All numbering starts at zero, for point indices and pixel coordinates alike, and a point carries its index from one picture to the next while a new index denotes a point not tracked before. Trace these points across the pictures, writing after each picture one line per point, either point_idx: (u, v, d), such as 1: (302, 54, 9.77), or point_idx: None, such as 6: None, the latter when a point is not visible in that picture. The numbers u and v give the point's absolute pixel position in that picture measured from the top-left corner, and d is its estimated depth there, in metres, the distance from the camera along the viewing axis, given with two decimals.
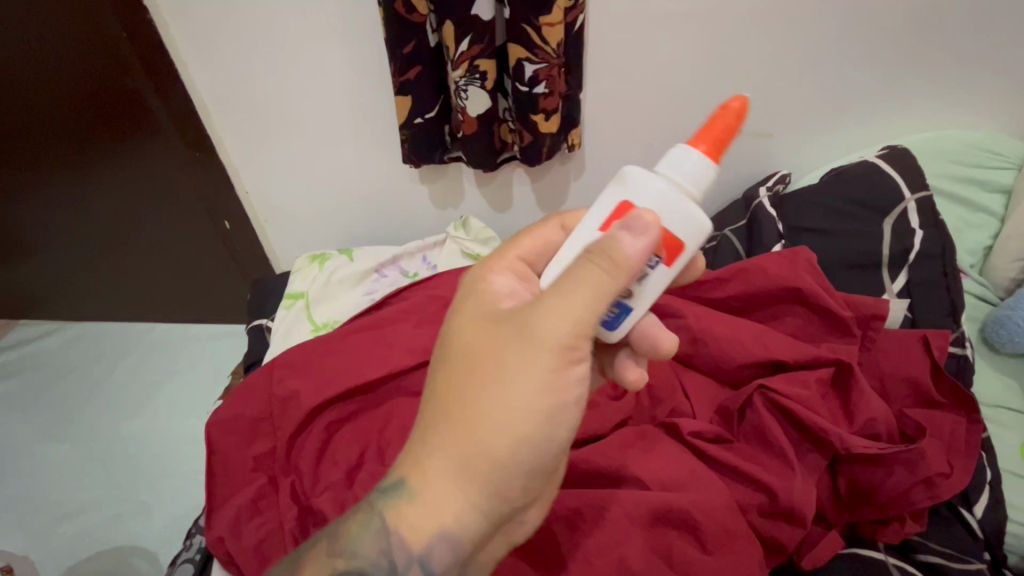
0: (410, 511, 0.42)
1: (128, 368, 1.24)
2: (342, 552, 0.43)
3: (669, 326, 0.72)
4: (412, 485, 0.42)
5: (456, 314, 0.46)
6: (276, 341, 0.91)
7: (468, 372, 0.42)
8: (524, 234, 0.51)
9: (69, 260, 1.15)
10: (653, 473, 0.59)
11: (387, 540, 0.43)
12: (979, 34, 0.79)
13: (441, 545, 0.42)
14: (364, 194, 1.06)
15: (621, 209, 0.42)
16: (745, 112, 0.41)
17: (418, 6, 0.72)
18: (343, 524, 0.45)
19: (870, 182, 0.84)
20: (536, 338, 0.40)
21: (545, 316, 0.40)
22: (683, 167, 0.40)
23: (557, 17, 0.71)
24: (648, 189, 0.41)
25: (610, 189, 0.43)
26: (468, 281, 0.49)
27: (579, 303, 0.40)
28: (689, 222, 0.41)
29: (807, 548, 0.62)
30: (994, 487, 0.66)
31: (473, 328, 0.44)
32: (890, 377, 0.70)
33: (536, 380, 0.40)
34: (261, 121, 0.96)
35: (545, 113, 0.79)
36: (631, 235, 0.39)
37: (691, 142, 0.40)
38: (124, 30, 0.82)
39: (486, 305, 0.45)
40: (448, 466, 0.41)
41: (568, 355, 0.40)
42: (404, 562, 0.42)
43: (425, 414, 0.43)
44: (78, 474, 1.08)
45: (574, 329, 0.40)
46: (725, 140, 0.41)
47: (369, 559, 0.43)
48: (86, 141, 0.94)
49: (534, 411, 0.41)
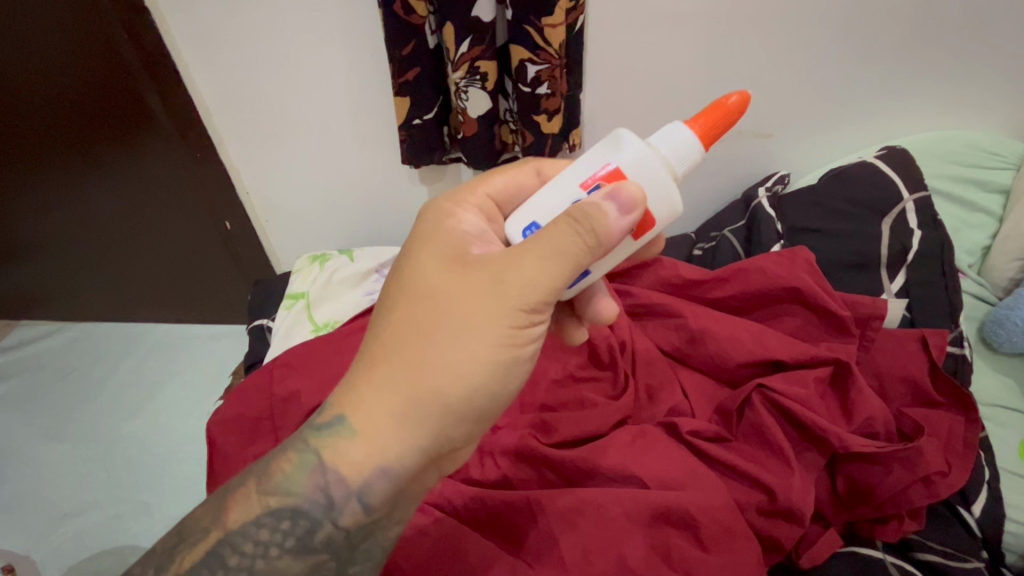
0: (350, 445, 0.43)
1: (129, 367, 1.24)
2: (275, 492, 0.45)
3: (671, 326, 0.73)
4: (355, 421, 0.44)
5: (421, 252, 0.47)
6: (276, 341, 0.92)
7: (427, 314, 0.44)
8: (499, 173, 0.53)
9: (70, 260, 1.16)
10: (652, 472, 0.59)
11: (323, 477, 0.44)
12: (978, 35, 0.79)
13: (378, 481, 0.43)
14: (364, 193, 1.06)
15: (607, 169, 0.44)
16: (744, 109, 0.46)
17: (417, 8, 0.72)
18: (276, 463, 0.46)
19: (868, 183, 0.84)
20: (501, 291, 0.42)
21: (514, 272, 0.42)
22: (674, 144, 0.44)
23: (558, 18, 0.71)
24: (640, 159, 0.44)
25: (602, 149, 0.45)
26: (435, 217, 0.50)
27: (546, 264, 0.42)
28: (666, 203, 0.45)
29: (806, 547, 0.62)
30: (992, 487, 0.67)
31: (437, 269, 0.45)
32: (889, 377, 0.71)
33: (492, 326, 0.42)
34: (262, 121, 0.96)
35: (547, 113, 0.79)
36: (615, 207, 0.41)
37: (686, 123, 0.45)
38: (126, 30, 0.82)
39: (452, 247, 0.46)
40: (396, 405, 0.43)
41: (527, 306, 0.42)
42: (341, 498, 0.44)
43: (379, 353, 0.44)
44: (80, 474, 1.08)
45: (540, 289, 0.42)
46: (714, 131, 0.45)
47: (303, 496, 0.44)
48: (85, 141, 0.95)
49: (485, 354, 0.42)
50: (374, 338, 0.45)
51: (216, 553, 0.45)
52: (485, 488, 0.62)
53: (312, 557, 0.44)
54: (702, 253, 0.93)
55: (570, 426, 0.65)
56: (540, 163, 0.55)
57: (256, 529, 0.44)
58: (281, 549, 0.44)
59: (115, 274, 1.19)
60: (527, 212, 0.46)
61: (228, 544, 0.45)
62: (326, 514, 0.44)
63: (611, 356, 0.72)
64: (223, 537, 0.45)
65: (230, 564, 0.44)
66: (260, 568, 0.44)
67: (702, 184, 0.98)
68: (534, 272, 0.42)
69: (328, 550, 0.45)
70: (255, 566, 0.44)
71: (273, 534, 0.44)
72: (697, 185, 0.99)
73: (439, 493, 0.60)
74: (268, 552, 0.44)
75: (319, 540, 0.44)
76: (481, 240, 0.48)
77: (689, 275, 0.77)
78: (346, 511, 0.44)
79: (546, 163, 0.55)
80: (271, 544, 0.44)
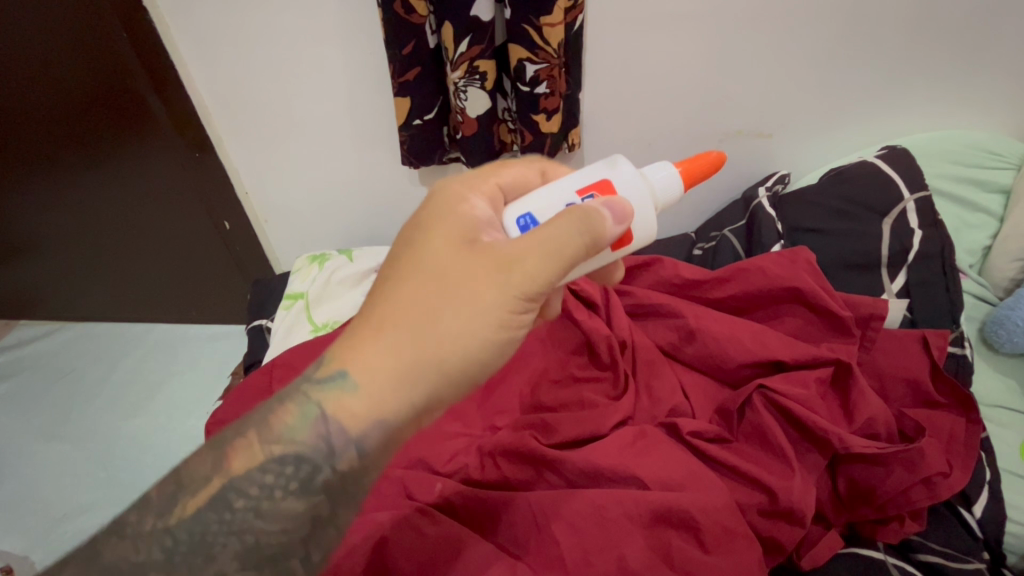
0: (352, 399, 0.43)
1: (128, 368, 1.24)
2: (278, 440, 0.43)
3: (671, 326, 0.73)
4: (357, 377, 0.43)
5: (429, 225, 0.47)
6: (276, 341, 0.92)
7: (434, 284, 0.44)
8: (507, 167, 0.53)
9: (68, 259, 1.16)
10: (653, 473, 0.59)
11: (325, 426, 0.43)
12: (977, 35, 0.79)
13: (375, 433, 0.43)
14: (363, 193, 1.06)
15: (602, 182, 0.49)
16: (722, 165, 0.52)
17: (417, 8, 0.72)
18: (276, 414, 0.44)
19: (869, 183, 0.84)
20: (509, 271, 0.43)
21: (520, 261, 0.44)
22: (661, 176, 0.50)
23: (558, 17, 0.71)
24: (632, 180, 0.49)
25: (600, 165, 0.50)
26: (448, 195, 0.49)
27: (550, 258, 0.43)
28: (645, 223, 0.50)
29: (807, 548, 0.62)
30: (994, 487, 0.66)
31: (445, 244, 0.46)
32: (889, 377, 0.70)
33: (497, 296, 0.43)
34: (262, 121, 0.96)
35: (545, 112, 0.78)
36: (614, 218, 0.46)
37: (672, 163, 0.51)
38: (124, 26, 0.82)
39: (462, 224, 0.47)
40: (398, 366, 0.43)
41: (531, 282, 0.43)
42: (342, 446, 0.43)
43: (384, 314, 0.44)
44: (78, 475, 1.08)
45: (543, 280, 0.44)
46: (695, 176, 0.52)
47: (306, 443, 0.43)
48: (84, 141, 0.94)
49: (487, 322, 0.44)
50: (378, 302, 0.45)
51: (221, 498, 0.42)
52: (485, 489, 0.62)
53: (312, 500, 0.43)
54: (702, 253, 0.93)
55: (570, 427, 0.65)
56: (544, 165, 0.55)
57: (261, 474, 0.43)
58: (284, 492, 0.43)
59: (115, 274, 1.19)
60: (525, 203, 0.49)
61: (234, 489, 0.43)
62: (327, 460, 0.43)
63: (611, 355, 0.71)
64: (228, 483, 0.43)
65: (237, 508, 0.42)
66: (266, 511, 0.42)
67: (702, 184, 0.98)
68: (542, 250, 0.43)
69: (326, 494, 0.44)
70: (260, 510, 0.42)
71: (277, 478, 0.43)
72: (698, 186, 0.99)
73: (439, 493, 0.60)
74: (273, 495, 0.43)
75: (319, 484, 0.43)
76: (490, 226, 0.48)
77: (689, 276, 0.77)
78: (345, 458, 0.43)
79: (550, 166, 0.56)
80: (276, 487, 0.43)
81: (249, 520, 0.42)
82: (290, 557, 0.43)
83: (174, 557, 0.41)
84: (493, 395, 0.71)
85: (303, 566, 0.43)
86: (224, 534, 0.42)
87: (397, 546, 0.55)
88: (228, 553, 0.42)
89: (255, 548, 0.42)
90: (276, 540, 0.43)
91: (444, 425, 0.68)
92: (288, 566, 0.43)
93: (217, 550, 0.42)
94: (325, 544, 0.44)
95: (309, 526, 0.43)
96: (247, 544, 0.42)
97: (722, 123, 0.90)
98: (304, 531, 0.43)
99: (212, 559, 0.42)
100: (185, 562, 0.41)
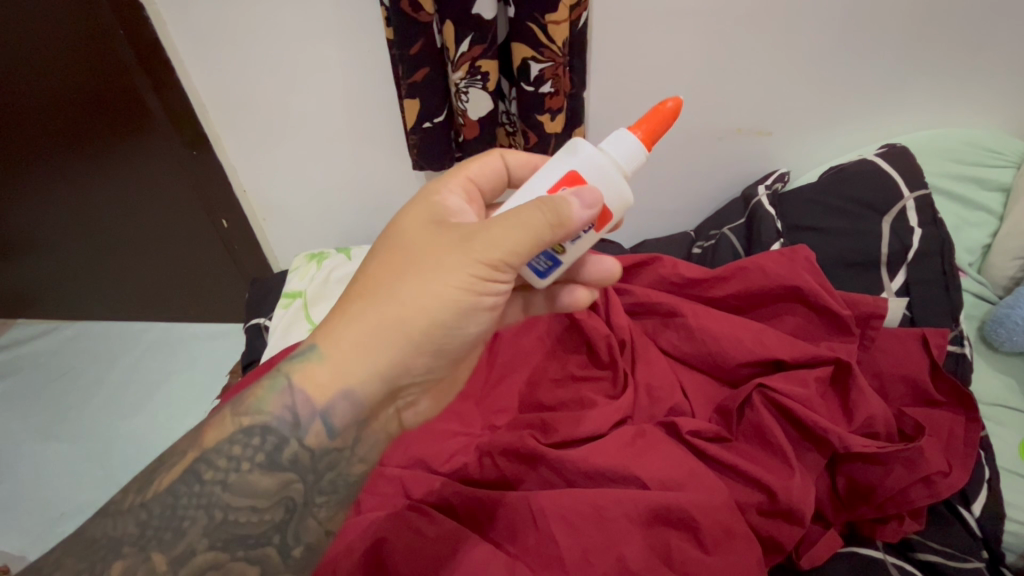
0: (317, 368, 0.44)
1: (126, 366, 1.23)
2: (246, 412, 0.44)
3: (670, 323, 0.73)
4: (324, 347, 0.45)
5: (402, 214, 0.50)
6: (275, 340, 0.91)
7: (400, 260, 0.46)
8: (470, 159, 0.55)
9: (63, 257, 1.15)
10: (652, 472, 0.59)
11: (290, 397, 0.44)
12: (980, 35, 0.79)
13: (340, 404, 0.44)
14: (362, 190, 1.05)
15: (568, 174, 0.47)
16: (680, 114, 0.48)
17: (424, 5, 0.70)
18: (245, 390, 0.46)
19: (870, 181, 0.84)
20: (471, 243, 0.44)
21: (487, 231, 0.44)
22: (621, 147, 0.46)
23: (563, 15, 0.70)
24: (597, 166, 0.46)
25: (560, 157, 0.48)
26: (421, 189, 0.52)
27: (513, 218, 0.44)
28: (623, 199, 0.47)
29: (806, 547, 0.62)
30: (993, 486, 0.66)
31: (414, 228, 0.48)
32: (889, 376, 0.70)
33: (457, 267, 0.44)
34: (262, 118, 0.96)
35: (549, 112, 0.78)
36: (579, 203, 0.44)
37: (628, 128, 0.47)
38: (120, 24, 0.82)
39: (431, 211, 0.49)
40: (363, 335, 0.44)
41: (491, 250, 0.44)
42: (307, 417, 0.44)
43: (354, 294, 0.46)
44: (77, 475, 1.07)
45: (510, 242, 0.43)
46: (655, 134, 0.47)
47: (272, 414, 0.44)
48: (79, 141, 0.94)
49: (448, 294, 0.44)
50: (351, 284, 0.47)
51: (192, 471, 0.43)
52: (484, 488, 0.62)
53: (280, 476, 0.44)
54: (702, 251, 0.93)
55: (569, 426, 0.64)
56: (503, 151, 0.57)
57: (227, 446, 0.43)
58: (251, 464, 0.43)
59: (112, 274, 1.18)
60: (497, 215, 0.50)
61: (204, 462, 0.43)
62: (293, 431, 0.44)
63: (611, 355, 0.71)
64: (200, 456, 0.43)
65: (205, 480, 0.42)
66: (233, 483, 0.43)
67: (703, 184, 0.98)
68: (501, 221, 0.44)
69: (295, 470, 0.44)
70: (228, 482, 0.43)
71: (244, 450, 0.43)
72: (698, 184, 0.98)
73: (437, 493, 0.60)
74: (240, 468, 0.43)
75: (286, 459, 0.44)
76: (460, 215, 0.50)
77: (689, 274, 0.77)
78: (311, 430, 0.44)
79: (509, 151, 0.57)
80: (243, 459, 0.43)
81: (218, 493, 0.42)
82: (264, 542, 0.43)
83: (146, 531, 0.41)
84: (492, 395, 0.71)
85: (281, 555, 0.44)
86: (193, 507, 0.42)
87: (395, 545, 0.55)
88: (197, 529, 0.41)
89: (224, 524, 0.42)
90: (245, 517, 0.43)
91: (444, 425, 0.67)
92: (263, 552, 0.43)
93: (186, 525, 0.41)
94: (302, 534, 0.45)
95: (280, 508, 0.44)
96: (216, 521, 0.42)
97: (723, 121, 0.90)
98: (276, 510, 0.44)
99: (181, 534, 0.41)
100: (155, 536, 0.41)
